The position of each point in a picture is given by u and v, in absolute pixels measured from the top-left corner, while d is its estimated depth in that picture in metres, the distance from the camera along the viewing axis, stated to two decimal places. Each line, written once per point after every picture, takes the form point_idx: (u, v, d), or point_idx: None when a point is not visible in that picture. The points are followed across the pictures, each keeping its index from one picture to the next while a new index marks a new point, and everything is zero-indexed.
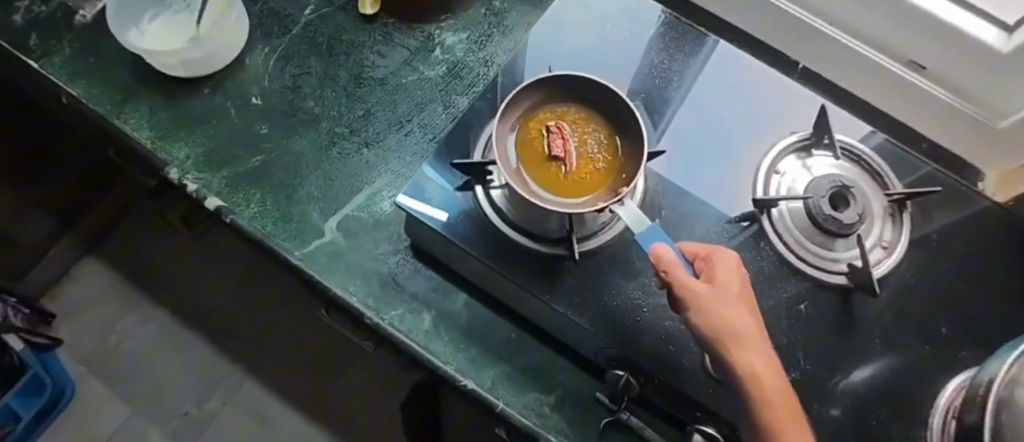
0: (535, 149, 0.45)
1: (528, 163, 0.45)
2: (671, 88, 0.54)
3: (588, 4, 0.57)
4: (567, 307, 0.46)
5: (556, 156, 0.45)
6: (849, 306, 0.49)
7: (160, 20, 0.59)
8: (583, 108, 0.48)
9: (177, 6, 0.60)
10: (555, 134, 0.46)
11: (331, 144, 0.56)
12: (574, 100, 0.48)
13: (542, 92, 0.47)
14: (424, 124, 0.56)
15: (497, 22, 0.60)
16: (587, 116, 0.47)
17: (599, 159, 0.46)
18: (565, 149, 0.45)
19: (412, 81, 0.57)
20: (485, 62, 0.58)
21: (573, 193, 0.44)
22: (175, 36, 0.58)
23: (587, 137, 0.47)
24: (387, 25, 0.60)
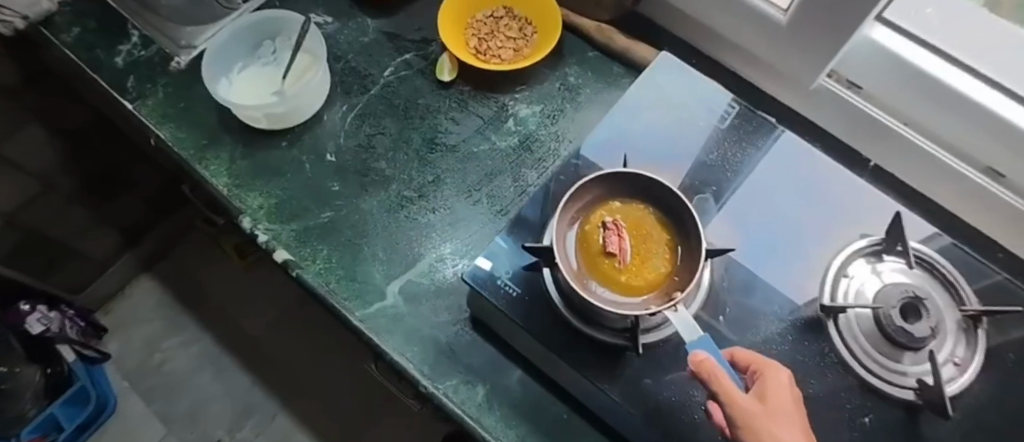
0: (590, 243, 0.46)
1: (582, 259, 0.46)
2: (741, 180, 0.54)
3: (664, 90, 0.58)
4: (624, 397, 0.45)
5: (611, 253, 0.46)
6: (917, 423, 0.45)
7: (247, 71, 0.63)
8: (651, 203, 0.48)
9: (264, 59, 0.63)
10: (610, 231, 0.46)
11: (400, 206, 0.57)
12: (641, 196, 0.48)
13: (621, 183, 0.48)
14: (492, 195, 0.57)
15: (570, 98, 0.62)
16: (644, 211, 0.48)
17: (654, 259, 0.46)
18: (620, 246, 0.46)
19: (483, 150, 0.59)
20: (556, 138, 0.60)
21: (626, 294, 0.44)
22: (261, 88, 0.61)
23: (643, 235, 0.47)
24: (461, 92, 0.62)
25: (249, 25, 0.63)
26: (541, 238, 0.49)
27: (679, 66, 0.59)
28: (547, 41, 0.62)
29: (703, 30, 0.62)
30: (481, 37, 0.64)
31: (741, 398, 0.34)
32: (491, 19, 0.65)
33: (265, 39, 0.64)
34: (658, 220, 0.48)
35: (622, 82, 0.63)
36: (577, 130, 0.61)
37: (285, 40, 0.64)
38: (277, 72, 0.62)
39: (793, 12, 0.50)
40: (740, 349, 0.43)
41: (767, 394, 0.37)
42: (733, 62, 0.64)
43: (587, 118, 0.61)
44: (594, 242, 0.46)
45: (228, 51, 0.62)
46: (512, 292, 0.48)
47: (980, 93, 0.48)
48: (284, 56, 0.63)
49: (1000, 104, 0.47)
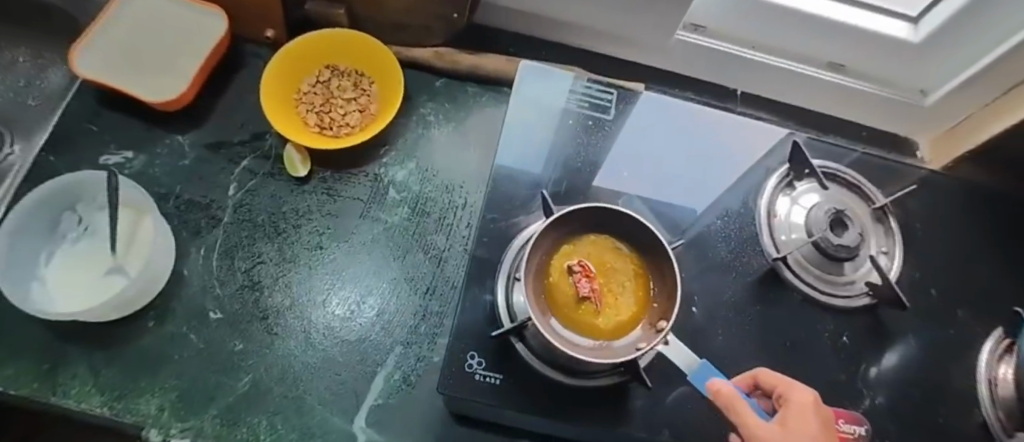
0: (560, 293, 0.44)
1: (556, 312, 0.43)
2: (649, 165, 0.55)
3: (542, 103, 0.55)
4: (646, 430, 0.45)
5: (585, 298, 0.44)
6: (876, 320, 0.52)
7: (59, 256, 0.49)
8: (601, 233, 0.47)
9: (72, 233, 0.50)
10: (579, 274, 0.45)
11: (321, 332, 0.49)
12: (584, 230, 0.47)
13: (572, 221, 0.46)
14: (411, 276, 0.52)
15: (439, 142, 0.57)
16: (602, 243, 0.47)
17: (625, 290, 0.45)
18: (592, 288, 0.44)
19: (381, 234, 0.52)
20: (447, 188, 0.55)
21: (613, 336, 0.43)
22: (89, 272, 0.49)
23: (607, 267, 0.46)
24: (325, 180, 0.54)
25: (34, 201, 0.49)
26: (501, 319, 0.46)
27: (545, 70, 0.56)
28: (393, 89, 0.55)
29: (543, 22, 0.58)
30: (319, 110, 0.55)
31: (758, 424, 0.34)
32: (321, 85, 0.56)
33: (64, 209, 0.51)
34: (616, 249, 0.47)
35: (488, 102, 0.59)
36: (462, 170, 0.56)
37: (93, 202, 0.51)
38: (103, 243, 0.50)
39: None
40: (771, 371, 0.43)
41: (789, 419, 0.36)
42: (581, 42, 0.61)
43: (457, 161, 0.56)
44: (565, 293, 0.44)
45: (22, 245, 0.48)
46: (494, 381, 0.44)
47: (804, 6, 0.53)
48: (98, 220, 0.51)
49: (819, 11, 0.53)
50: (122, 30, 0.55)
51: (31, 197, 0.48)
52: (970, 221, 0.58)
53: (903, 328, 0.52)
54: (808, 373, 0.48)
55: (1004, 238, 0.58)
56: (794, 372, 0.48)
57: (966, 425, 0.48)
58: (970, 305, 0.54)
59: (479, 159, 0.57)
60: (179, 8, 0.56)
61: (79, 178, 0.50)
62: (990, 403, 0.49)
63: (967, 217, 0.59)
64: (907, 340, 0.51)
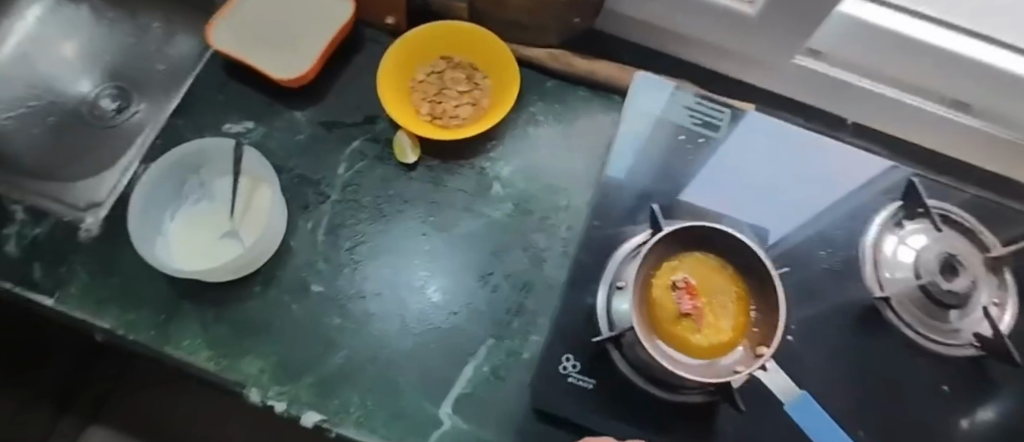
0: (660, 303, 0.43)
1: (654, 321, 0.42)
2: (757, 187, 0.55)
3: (653, 115, 0.56)
4: None
5: (685, 313, 0.43)
6: (982, 372, 0.49)
7: (182, 216, 0.53)
8: (705, 253, 0.47)
9: (194, 195, 0.54)
10: (682, 290, 0.44)
11: (416, 318, 0.51)
12: (689, 247, 0.47)
13: (680, 237, 0.46)
14: (507, 273, 0.53)
15: (545, 143, 0.58)
16: (705, 262, 0.46)
17: (724, 313, 0.44)
18: (693, 306, 0.43)
19: (483, 228, 0.54)
20: (550, 190, 0.56)
21: (706, 355, 0.42)
22: (207, 232, 0.53)
23: (707, 288, 0.45)
24: (432, 168, 0.55)
25: (166, 162, 0.52)
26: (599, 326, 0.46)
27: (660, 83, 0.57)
28: (505, 87, 0.56)
29: (657, 32, 0.58)
30: (431, 100, 0.57)
31: None
32: (436, 75, 0.58)
33: (187, 171, 0.54)
34: (720, 270, 0.46)
35: (593, 108, 0.60)
36: (564, 173, 0.57)
37: (216, 167, 0.54)
38: (221, 206, 0.54)
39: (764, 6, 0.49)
40: None
41: None
42: (691, 55, 0.61)
43: (568, 159, 0.57)
44: (664, 304, 0.43)
45: (152, 202, 0.51)
46: (587, 385, 0.45)
47: (940, 40, 0.50)
48: (218, 185, 0.54)
49: (948, 46, 0.50)
50: (255, 9, 0.59)
51: (165, 160, 0.51)
52: None
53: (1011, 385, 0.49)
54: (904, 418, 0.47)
55: None
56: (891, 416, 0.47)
57: None
58: None
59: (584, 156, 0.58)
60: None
61: (206, 142, 0.53)
62: None
63: None
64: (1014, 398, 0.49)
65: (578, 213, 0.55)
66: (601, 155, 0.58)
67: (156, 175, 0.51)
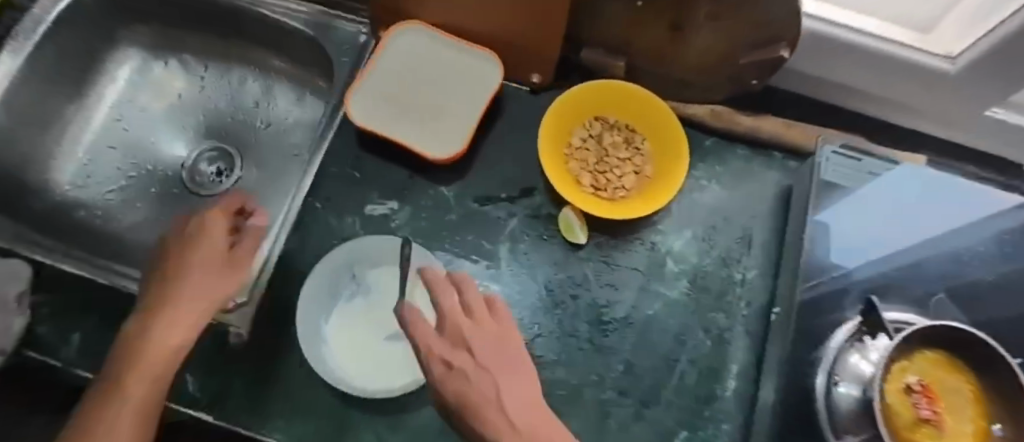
0: (896, 410, 0.39)
1: (893, 431, 0.39)
2: (947, 255, 0.51)
3: (838, 181, 0.51)
4: None
5: (925, 420, 0.39)
6: None
7: (338, 313, 0.49)
8: (939, 347, 0.41)
9: (349, 288, 0.50)
10: (919, 395, 0.40)
11: (604, 413, 0.48)
12: (924, 342, 0.41)
13: (922, 334, 0.40)
14: (692, 358, 0.50)
15: (715, 210, 0.54)
16: (938, 358, 0.41)
17: (957, 413, 0.41)
18: (932, 410, 0.39)
19: (661, 309, 0.51)
20: (725, 263, 0.52)
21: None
22: (366, 334, 0.48)
23: (938, 383, 0.41)
24: (601, 245, 0.52)
25: (330, 263, 0.49)
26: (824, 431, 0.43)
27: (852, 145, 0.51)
28: (672, 151, 0.52)
29: (829, 84, 0.53)
30: (591, 169, 0.53)
31: None
32: (593, 141, 0.53)
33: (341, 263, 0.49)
34: (953, 365, 0.41)
35: (759, 166, 0.55)
36: (738, 243, 0.53)
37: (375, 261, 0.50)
38: (379, 304, 0.50)
39: (971, 66, 0.43)
40: None
41: None
42: (861, 106, 0.55)
43: (740, 226, 0.53)
44: (900, 411, 0.39)
45: (313, 305, 0.48)
46: None
47: None
48: (373, 277, 0.50)
49: None
50: (390, 71, 0.54)
51: (327, 260, 0.49)
52: None
53: None
54: None
55: None
56: None
57: None
58: None
59: (756, 222, 0.54)
60: (449, 51, 0.54)
61: (371, 242, 0.49)
62: None
63: None
64: None
65: (757, 286, 0.52)
66: (775, 219, 0.54)
67: (318, 278, 0.48)
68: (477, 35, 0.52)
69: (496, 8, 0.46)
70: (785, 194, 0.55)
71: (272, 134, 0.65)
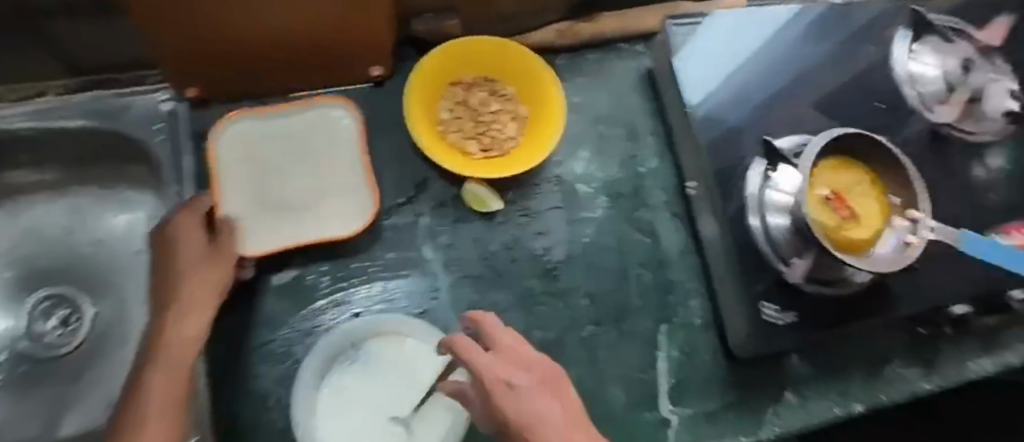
0: (824, 223, 0.45)
1: (835, 242, 0.45)
2: (813, 73, 0.54)
3: (696, 47, 0.52)
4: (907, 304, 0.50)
5: (842, 217, 0.46)
6: None
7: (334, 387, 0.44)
8: (833, 155, 0.49)
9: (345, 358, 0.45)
10: (833, 201, 0.47)
11: (592, 348, 0.49)
12: (822, 155, 0.48)
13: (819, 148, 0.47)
14: (641, 261, 0.51)
15: (596, 120, 0.53)
16: (836, 164, 0.49)
17: (867, 202, 0.48)
18: (847, 209, 0.47)
19: (595, 231, 0.50)
20: (629, 161, 0.53)
21: (885, 237, 0.46)
22: (359, 413, 0.43)
23: (846, 186, 0.48)
24: (515, 201, 0.50)
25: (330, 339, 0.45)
26: (773, 262, 0.46)
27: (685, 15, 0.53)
28: (535, 84, 0.51)
29: None
30: (471, 134, 0.51)
31: None
32: (460, 107, 0.51)
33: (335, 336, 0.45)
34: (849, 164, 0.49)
35: (619, 61, 0.55)
36: (634, 139, 0.53)
37: (381, 336, 0.47)
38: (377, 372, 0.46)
39: None
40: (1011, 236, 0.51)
41: None
42: None
43: (628, 123, 0.54)
44: (827, 221, 0.46)
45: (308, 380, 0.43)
46: (790, 318, 0.47)
47: None
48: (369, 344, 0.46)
49: None
50: (251, 170, 0.46)
51: (326, 337, 0.45)
52: None
53: None
54: (998, 203, 0.55)
55: None
56: (984, 210, 0.54)
57: None
58: None
59: (636, 114, 0.54)
60: (276, 125, 0.47)
61: (386, 317, 0.46)
62: None
63: None
64: None
65: (664, 169, 0.53)
66: (653, 102, 0.55)
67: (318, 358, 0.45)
68: (301, 59, 0.46)
69: (312, 34, 0.41)
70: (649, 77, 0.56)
71: (112, 254, 0.50)
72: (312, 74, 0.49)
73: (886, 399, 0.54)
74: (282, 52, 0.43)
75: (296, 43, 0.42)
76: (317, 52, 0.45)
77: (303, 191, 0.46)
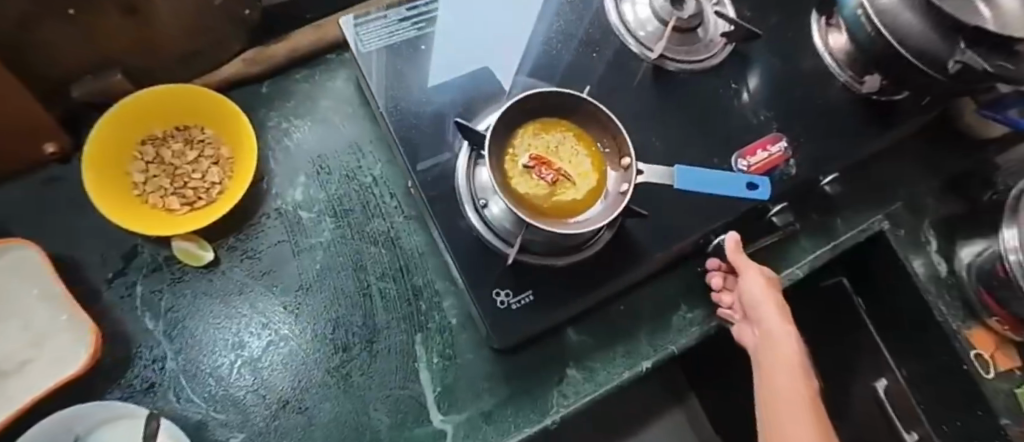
0: (532, 194, 0.44)
1: (547, 212, 0.44)
2: (512, 43, 0.57)
3: (388, 49, 0.53)
4: (654, 243, 0.51)
5: (552, 183, 0.45)
6: (743, 55, 0.63)
7: None
8: (533, 120, 0.48)
9: None
10: (537, 168, 0.46)
11: (344, 374, 0.47)
12: (518, 125, 0.47)
13: (506, 121, 0.46)
14: (380, 272, 0.51)
15: (313, 144, 0.54)
16: (539, 128, 0.47)
17: (579, 159, 0.47)
18: (552, 173, 0.46)
19: (325, 255, 0.50)
20: (350, 178, 0.53)
21: (600, 195, 0.46)
22: None
23: (553, 148, 0.47)
24: (234, 246, 0.49)
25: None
26: (497, 247, 0.47)
27: (373, 14, 0.54)
28: (228, 120, 0.50)
29: None
30: (174, 190, 0.49)
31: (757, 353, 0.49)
32: (158, 164, 0.49)
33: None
34: (554, 125, 0.48)
35: (326, 75, 0.57)
36: (354, 156, 0.54)
37: (106, 426, 0.41)
38: None
39: None
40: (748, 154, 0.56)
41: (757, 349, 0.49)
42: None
43: (345, 142, 0.55)
44: (535, 191, 0.45)
45: None
46: (529, 298, 0.47)
47: None
48: (94, 436, 0.41)
49: None
50: None
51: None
52: None
53: (761, 55, 0.64)
54: (727, 127, 0.58)
55: None
56: (714, 134, 0.57)
57: (834, 94, 0.63)
58: (797, 12, 0.67)
59: (354, 130, 0.55)
60: None
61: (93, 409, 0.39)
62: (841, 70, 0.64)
63: None
64: (765, 60, 0.64)
65: (391, 177, 0.54)
66: (366, 116, 0.56)
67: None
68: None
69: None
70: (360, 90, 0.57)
71: None
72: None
73: (675, 348, 0.52)
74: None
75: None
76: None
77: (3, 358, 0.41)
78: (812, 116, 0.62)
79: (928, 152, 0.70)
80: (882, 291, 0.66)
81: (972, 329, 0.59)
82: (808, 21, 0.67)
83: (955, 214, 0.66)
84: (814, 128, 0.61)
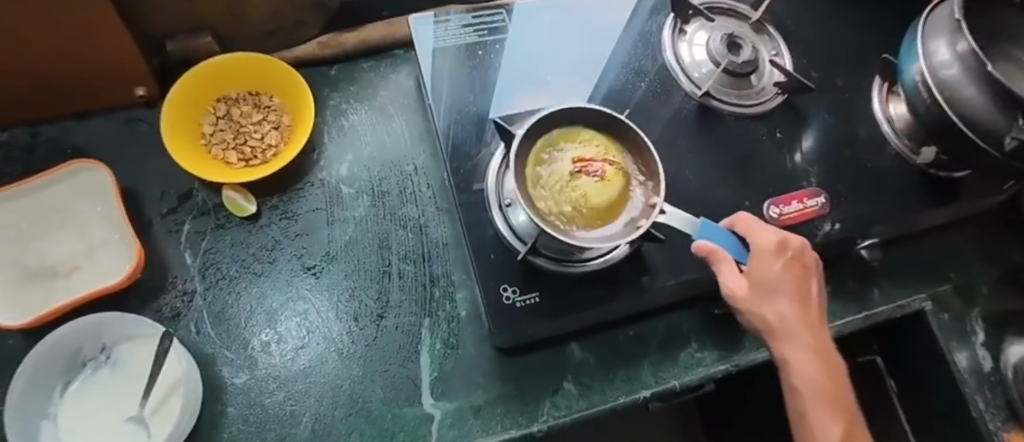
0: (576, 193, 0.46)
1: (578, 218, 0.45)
2: (566, 61, 0.59)
3: (446, 49, 0.57)
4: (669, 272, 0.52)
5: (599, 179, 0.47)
6: (794, 107, 0.63)
7: (79, 391, 0.44)
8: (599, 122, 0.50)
9: (95, 361, 0.45)
10: (585, 169, 0.47)
11: (349, 342, 0.49)
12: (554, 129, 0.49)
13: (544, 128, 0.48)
14: (402, 254, 0.53)
15: (366, 127, 0.58)
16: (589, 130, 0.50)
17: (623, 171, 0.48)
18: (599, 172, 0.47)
19: (355, 229, 0.53)
20: (392, 163, 0.57)
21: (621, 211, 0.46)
22: (99, 417, 0.43)
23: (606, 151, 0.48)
24: (276, 205, 0.53)
25: (69, 344, 0.43)
26: (515, 245, 0.49)
27: (441, 17, 0.59)
28: (293, 92, 0.55)
29: None
30: (234, 145, 0.53)
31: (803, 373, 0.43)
32: (225, 121, 0.54)
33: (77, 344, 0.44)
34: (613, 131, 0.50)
35: (389, 67, 0.61)
36: (400, 145, 0.58)
37: (133, 342, 0.45)
38: (128, 378, 0.44)
39: None
40: (776, 203, 0.56)
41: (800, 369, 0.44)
42: None
43: (393, 131, 0.58)
44: (589, 194, 0.46)
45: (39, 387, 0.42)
46: (534, 299, 0.48)
47: None
48: (122, 349, 0.45)
49: None
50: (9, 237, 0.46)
51: (37, 350, 0.41)
52: (830, 12, 0.70)
53: (814, 109, 0.63)
54: (766, 174, 0.58)
55: (865, 14, 0.70)
56: (750, 178, 0.57)
57: (885, 159, 0.62)
58: (859, 74, 0.66)
59: (405, 121, 0.59)
60: (36, 203, 0.47)
61: (126, 322, 0.44)
62: (893, 137, 0.62)
63: (826, 10, 0.70)
64: (818, 115, 0.63)
65: (429, 170, 0.57)
66: (418, 111, 0.60)
67: (29, 373, 0.41)
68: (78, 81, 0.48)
69: (54, 46, 0.44)
70: (417, 86, 0.61)
71: None
72: (81, 96, 0.51)
73: (676, 383, 0.51)
74: (22, 72, 0.45)
75: (25, 59, 0.44)
76: (61, 70, 0.47)
77: (61, 260, 0.46)
78: (857, 177, 0.60)
79: (990, 238, 0.66)
80: (915, 373, 0.62)
81: (1010, 434, 0.54)
82: (870, 86, 0.66)
83: (1010, 308, 0.61)
84: (856, 189, 0.60)
